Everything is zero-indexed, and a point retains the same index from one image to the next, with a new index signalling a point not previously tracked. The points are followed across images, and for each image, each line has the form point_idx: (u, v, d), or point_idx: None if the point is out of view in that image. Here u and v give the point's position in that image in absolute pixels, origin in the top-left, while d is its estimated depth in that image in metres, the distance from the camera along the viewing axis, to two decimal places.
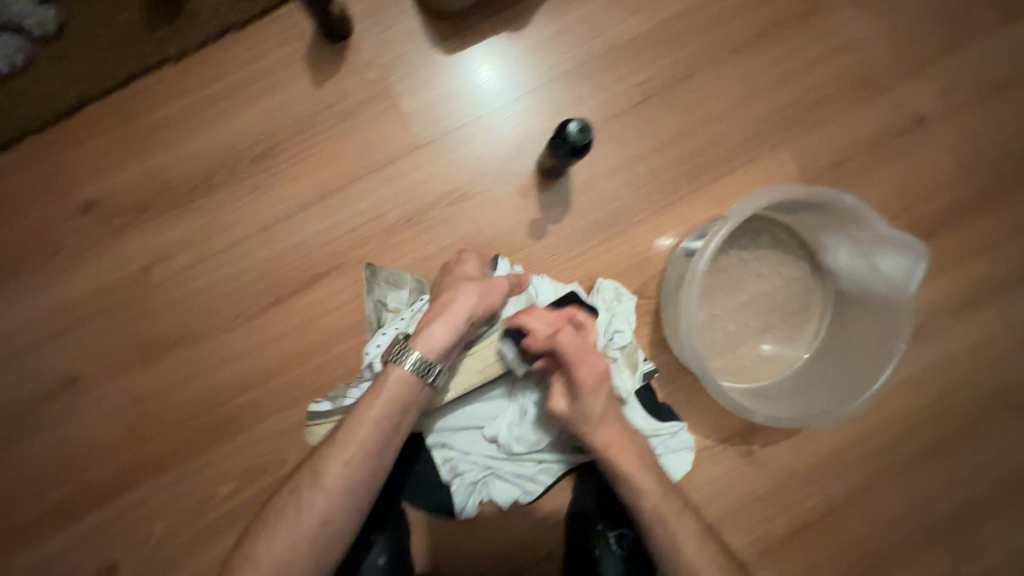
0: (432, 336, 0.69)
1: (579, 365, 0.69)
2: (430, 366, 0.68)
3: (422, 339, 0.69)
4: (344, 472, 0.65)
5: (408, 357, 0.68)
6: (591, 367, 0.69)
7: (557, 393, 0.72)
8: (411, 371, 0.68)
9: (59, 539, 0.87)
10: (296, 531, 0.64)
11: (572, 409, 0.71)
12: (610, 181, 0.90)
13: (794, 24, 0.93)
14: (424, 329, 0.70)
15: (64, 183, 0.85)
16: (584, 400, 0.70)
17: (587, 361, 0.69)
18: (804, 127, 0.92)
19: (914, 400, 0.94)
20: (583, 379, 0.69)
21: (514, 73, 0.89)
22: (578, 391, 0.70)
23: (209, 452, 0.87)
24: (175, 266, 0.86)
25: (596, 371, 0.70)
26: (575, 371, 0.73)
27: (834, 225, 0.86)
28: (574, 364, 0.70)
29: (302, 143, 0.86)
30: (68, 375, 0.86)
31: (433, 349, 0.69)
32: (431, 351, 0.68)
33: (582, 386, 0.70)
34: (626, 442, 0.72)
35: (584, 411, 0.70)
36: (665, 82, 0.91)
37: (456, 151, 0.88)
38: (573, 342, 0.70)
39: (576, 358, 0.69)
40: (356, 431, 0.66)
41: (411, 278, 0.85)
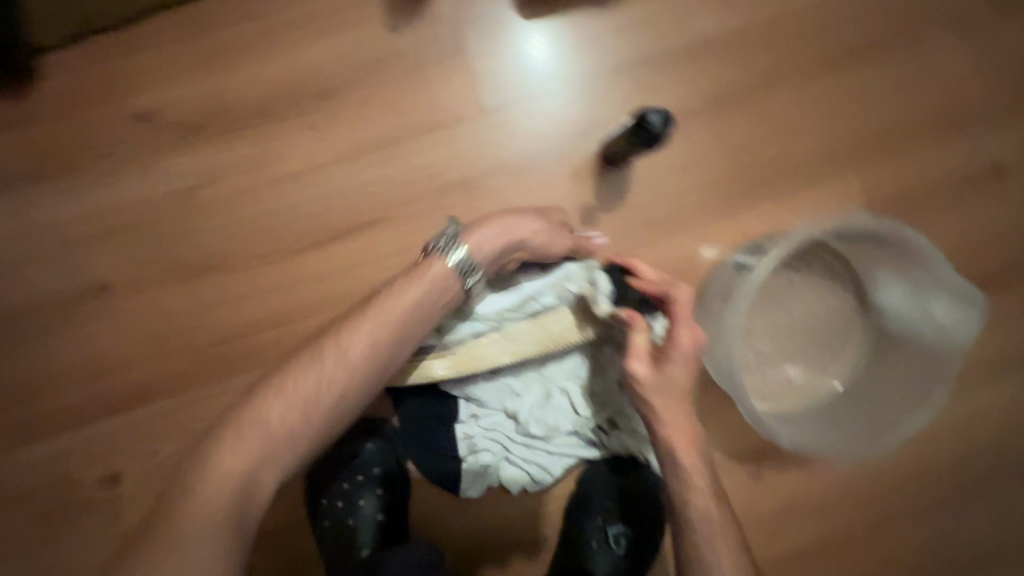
0: (483, 237, 0.70)
1: (678, 324, 0.66)
2: (473, 270, 0.69)
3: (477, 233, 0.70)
4: (344, 363, 0.64)
5: (457, 252, 0.68)
6: (690, 333, 0.66)
7: (640, 356, 0.66)
8: (453, 268, 0.67)
9: (70, 440, 0.88)
10: (310, 397, 0.63)
11: (653, 376, 0.65)
12: (670, 179, 0.87)
13: (888, 48, 0.89)
14: (479, 232, 0.71)
15: (123, 88, 0.83)
16: (676, 364, 0.65)
17: (688, 325, 0.66)
18: (879, 156, 0.89)
19: (933, 452, 0.92)
20: (678, 339, 0.65)
21: (593, 51, 0.86)
22: (666, 354, 0.66)
23: (227, 380, 0.87)
24: (221, 191, 0.85)
25: (693, 340, 0.66)
26: (639, 351, 0.67)
27: (892, 264, 0.84)
28: (675, 321, 0.66)
29: (366, 87, 0.84)
30: (98, 281, 0.86)
31: (482, 253, 0.69)
32: (480, 254, 0.69)
33: (673, 349, 0.65)
34: (692, 428, 0.67)
35: (672, 375, 0.65)
36: (745, 86, 0.88)
37: (520, 122, 0.86)
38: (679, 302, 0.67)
39: (681, 317, 0.66)
40: (377, 316, 0.65)
41: None
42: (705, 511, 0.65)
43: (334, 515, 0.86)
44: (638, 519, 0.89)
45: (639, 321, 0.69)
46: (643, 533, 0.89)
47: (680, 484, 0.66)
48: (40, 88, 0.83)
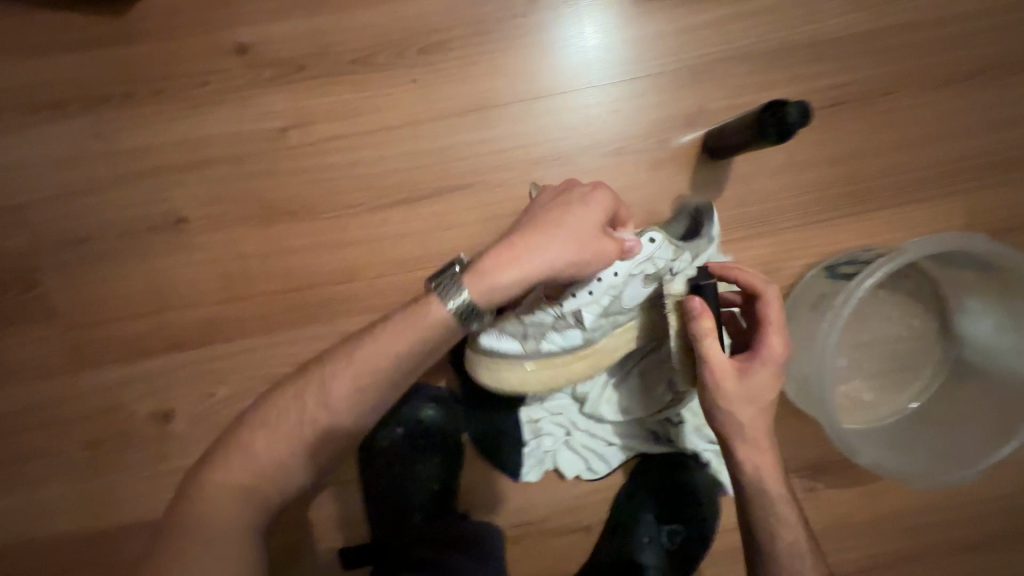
0: (491, 278, 0.59)
1: (770, 333, 0.62)
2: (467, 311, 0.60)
3: (475, 274, 0.59)
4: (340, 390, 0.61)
5: (456, 301, 0.59)
6: (779, 342, 0.62)
7: (725, 370, 0.61)
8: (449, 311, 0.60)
9: (128, 371, 0.86)
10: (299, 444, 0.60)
11: (738, 390, 0.61)
12: (770, 179, 0.85)
13: (1014, 72, 0.86)
14: (491, 271, 0.59)
15: (227, 18, 0.80)
16: (766, 377, 0.61)
17: (777, 334, 0.62)
18: (988, 182, 0.86)
19: (993, 489, 0.91)
20: (769, 349, 0.61)
21: (709, 38, 0.83)
22: (754, 364, 0.61)
23: (295, 330, 0.85)
24: (313, 136, 0.82)
25: (783, 349, 0.62)
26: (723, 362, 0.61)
27: (989, 291, 0.81)
28: (764, 328, 0.63)
29: (475, 47, 0.82)
30: (175, 213, 0.84)
31: (492, 298, 0.59)
32: (489, 299, 0.59)
33: (762, 360, 0.61)
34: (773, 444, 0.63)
35: (762, 389, 0.61)
36: (860, 94, 0.85)
37: (626, 102, 0.83)
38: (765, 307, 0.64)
39: (772, 326, 0.62)
40: (366, 365, 0.60)
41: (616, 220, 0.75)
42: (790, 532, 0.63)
43: (391, 478, 0.87)
44: (695, 520, 0.87)
45: (710, 326, 0.61)
46: (698, 533, 0.87)
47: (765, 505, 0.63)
48: (143, 7, 0.80)
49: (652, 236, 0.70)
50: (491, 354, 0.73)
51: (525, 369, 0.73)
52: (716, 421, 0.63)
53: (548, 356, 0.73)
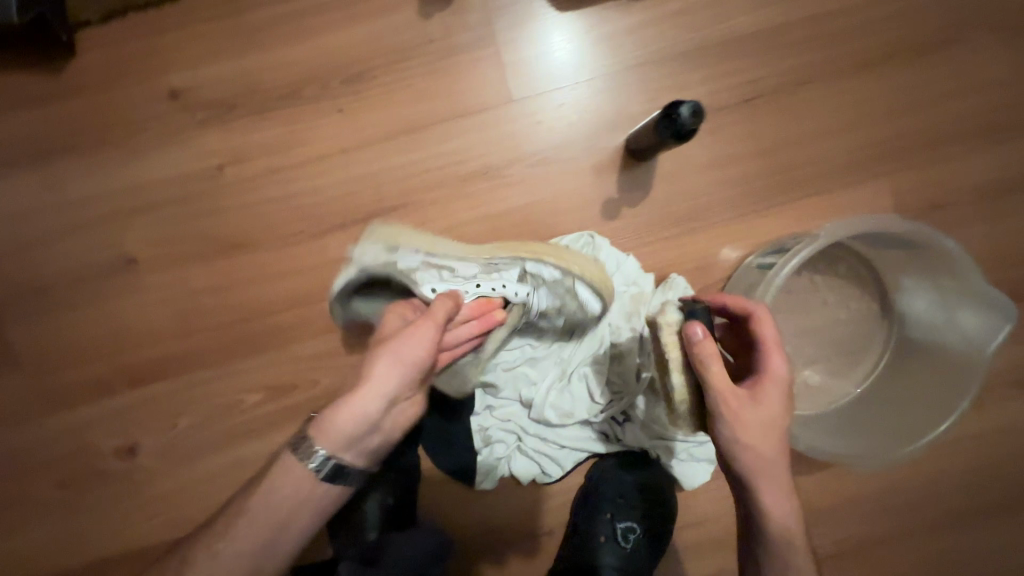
0: (328, 432, 0.58)
1: (772, 353, 0.60)
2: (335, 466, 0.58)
3: (321, 432, 0.58)
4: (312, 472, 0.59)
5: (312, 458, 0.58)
6: (781, 362, 0.60)
7: (737, 396, 0.58)
8: (313, 470, 0.58)
9: (93, 410, 0.90)
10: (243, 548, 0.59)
11: (754, 418, 0.57)
12: (696, 175, 0.87)
13: (927, 52, 0.87)
14: (327, 428, 0.58)
15: (158, 66, 0.84)
16: (778, 403, 0.58)
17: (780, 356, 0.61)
18: (912, 161, 0.87)
19: (953, 466, 0.91)
20: (773, 370, 0.60)
21: (621, 45, 0.86)
22: (762, 389, 0.59)
23: (248, 358, 0.88)
24: (249, 171, 0.86)
25: (786, 369, 0.60)
26: (732, 388, 0.58)
27: (918, 269, 0.82)
28: (764, 350, 0.61)
29: (397, 73, 0.85)
30: (126, 256, 0.87)
31: (340, 444, 0.58)
32: (340, 446, 0.58)
33: (770, 383, 0.59)
34: (790, 482, 0.59)
35: (777, 415, 0.58)
36: (777, 85, 0.86)
37: (547, 114, 0.86)
38: (762, 325, 0.62)
39: (773, 347, 0.61)
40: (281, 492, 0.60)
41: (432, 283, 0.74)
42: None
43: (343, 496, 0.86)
44: (649, 516, 0.87)
45: (716, 353, 0.59)
46: (651, 530, 0.87)
47: (785, 552, 0.57)
48: (79, 62, 0.84)
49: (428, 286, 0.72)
50: (601, 304, 0.81)
51: (563, 269, 0.77)
52: (734, 459, 0.57)
53: (533, 263, 0.78)
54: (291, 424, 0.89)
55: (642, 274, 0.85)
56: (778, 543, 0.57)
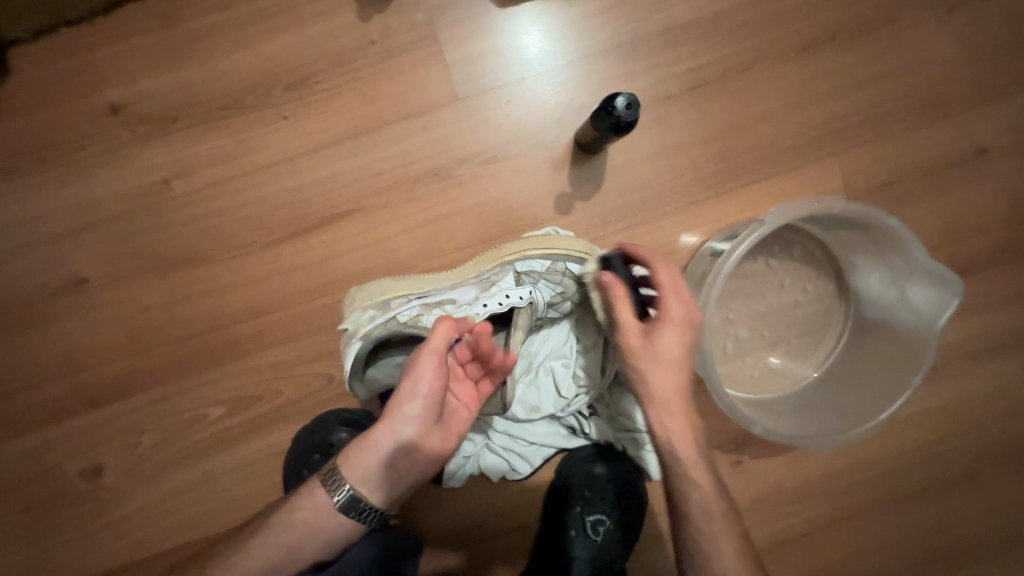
0: (351, 466, 0.62)
1: (671, 298, 0.63)
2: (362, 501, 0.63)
3: (349, 465, 0.62)
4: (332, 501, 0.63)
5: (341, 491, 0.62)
6: (680, 306, 0.63)
7: (630, 332, 0.64)
8: (337, 504, 0.63)
9: (52, 434, 0.88)
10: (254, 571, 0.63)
11: (644, 352, 0.62)
12: (646, 166, 0.86)
13: (871, 30, 0.87)
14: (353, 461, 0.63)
15: (95, 81, 0.83)
16: (669, 340, 0.62)
17: (678, 299, 0.63)
18: (861, 140, 0.87)
19: (915, 439, 0.92)
20: (672, 312, 0.62)
21: (565, 38, 0.85)
22: (658, 328, 0.62)
23: (207, 372, 0.88)
24: (195, 184, 0.85)
25: (687, 311, 0.63)
26: (629, 323, 0.64)
27: (869, 248, 0.82)
28: (668, 294, 0.63)
29: (339, 77, 0.84)
30: (77, 276, 0.86)
31: (360, 480, 0.62)
32: (360, 481, 0.62)
33: (665, 324, 0.62)
34: (689, 415, 0.62)
35: (669, 350, 0.62)
36: (723, 71, 0.86)
37: (493, 111, 0.85)
38: (660, 272, 0.64)
39: (668, 292, 0.63)
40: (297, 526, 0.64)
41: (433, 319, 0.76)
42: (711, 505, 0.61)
43: None
44: (618, 506, 0.88)
45: (620, 292, 0.65)
46: (621, 521, 0.88)
47: (682, 478, 0.62)
48: (14, 81, 0.83)
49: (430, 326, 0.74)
50: None
51: (547, 256, 0.77)
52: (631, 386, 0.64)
53: (522, 263, 0.78)
54: (256, 435, 0.88)
55: None
56: (672, 467, 0.62)
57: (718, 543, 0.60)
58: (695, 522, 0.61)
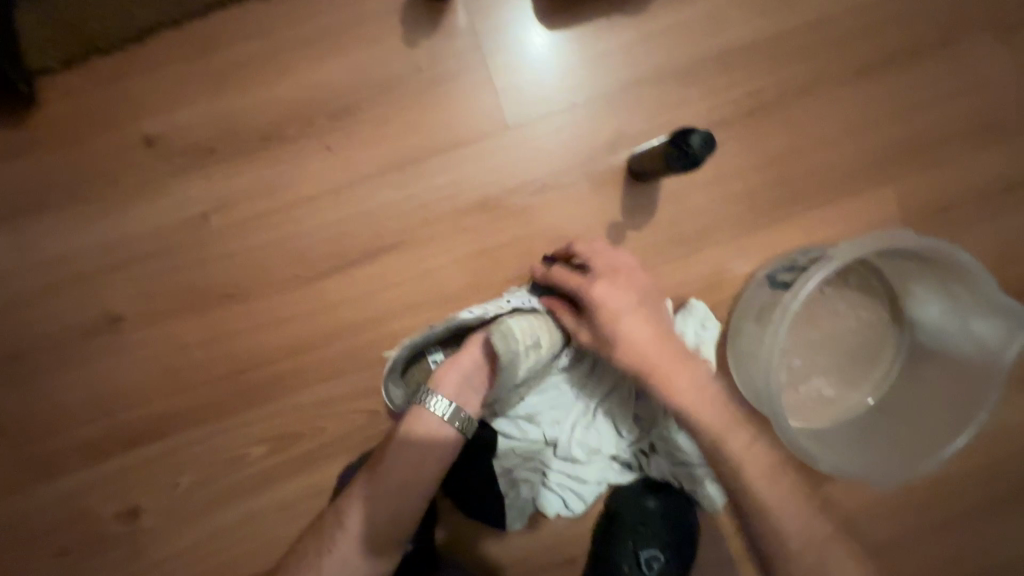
0: (448, 378, 0.69)
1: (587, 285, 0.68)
2: (458, 409, 0.68)
3: (436, 381, 0.69)
4: (392, 468, 0.67)
5: (439, 404, 0.68)
6: (598, 287, 0.67)
7: (579, 328, 0.69)
8: (437, 415, 0.68)
9: (85, 477, 0.85)
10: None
11: (596, 337, 0.67)
12: (700, 193, 0.84)
13: (926, 53, 0.85)
14: (448, 373, 0.70)
15: (129, 111, 0.79)
16: (610, 308, 0.66)
17: (591, 283, 0.68)
18: (916, 166, 0.85)
19: (974, 464, 0.90)
20: (592, 296, 0.67)
21: (617, 63, 0.83)
22: (593, 317, 0.67)
23: (247, 411, 0.84)
24: (234, 218, 0.81)
25: (603, 289, 0.67)
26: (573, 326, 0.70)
27: (929, 278, 0.81)
28: (583, 285, 0.68)
29: (384, 105, 0.81)
30: (110, 313, 0.83)
31: (457, 391, 0.69)
32: (456, 393, 0.69)
33: (592, 311, 0.66)
34: (682, 373, 0.63)
35: (615, 314, 0.65)
36: (777, 96, 0.84)
37: (543, 139, 0.82)
38: (562, 271, 0.72)
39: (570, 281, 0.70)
40: (354, 520, 0.66)
41: (468, 316, 0.74)
42: (740, 447, 0.61)
43: None
44: (670, 542, 0.86)
45: (557, 307, 0.72)
46: (675, 555, 0.86)
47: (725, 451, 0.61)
48: (43, 113, 0.79)
49: (470, 314, 0.75)
50: None
51: None
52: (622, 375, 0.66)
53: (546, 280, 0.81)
54: (299, 474, 0.85)
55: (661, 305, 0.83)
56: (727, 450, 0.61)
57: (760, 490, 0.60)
58: (734, 474, 0.61)
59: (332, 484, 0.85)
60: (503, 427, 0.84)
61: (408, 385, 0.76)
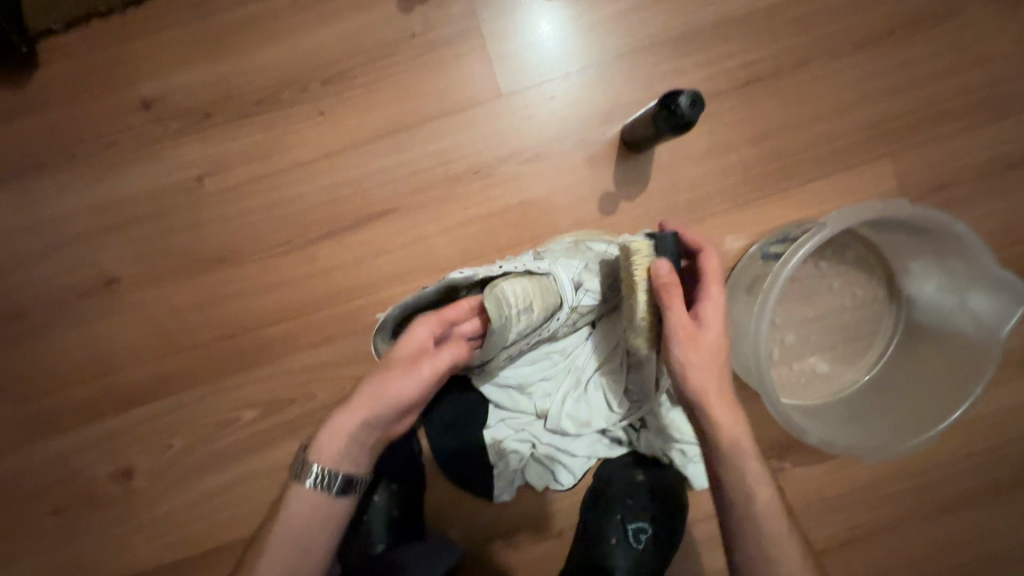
0: (329, 447, 0.62)
1: (710, 286, 0.64)
2: (336, 481, 0.61)
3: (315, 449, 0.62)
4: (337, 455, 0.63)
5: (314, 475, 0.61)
6: (718, 292, 0.64)
7: (682, 315, 0.60)
8: (313, 486, 0.61)
9: (79, 436, 0.86)
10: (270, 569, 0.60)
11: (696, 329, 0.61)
12: (693, 165, 0.83)
13: (928, 26, 0.84)
14: (331, 437, 0.62)
15: (127, 75, 0.81)
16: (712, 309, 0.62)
17: (716, 285, 0.64)
18: (915, 141, 0.84)
19: (970, 445, 0.88)
20: (710, 299, 0.63)
21: (611, 30, 0.82)
22: (705, 314, 0.62)
23: (238, 375, 0.85)
24: (229, 181, 0.82)
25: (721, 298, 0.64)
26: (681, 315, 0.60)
27: (926, 252, 0.80)
28: (706, 280, 0.64)
29: (378, 71, 0.81)
30: (107, 275, 0.84)
31: (337, 460, 0.62)
32: (336, 463, 0.62)
33: (710, 312, 0.62)
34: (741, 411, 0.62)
35: (716, 321, 0.62)
36: (775, 67, 0.83)
37: (536, 107, 0.82)
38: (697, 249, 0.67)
39: (711, 275, 0.64)
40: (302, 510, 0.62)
41: (456, 275, 0.72)
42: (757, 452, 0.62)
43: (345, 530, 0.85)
44: (659, 516, 0.84)
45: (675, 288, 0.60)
46: (663, 529, 0.83)
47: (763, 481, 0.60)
48: (45, 75, 0.81)
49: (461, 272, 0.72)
50: None
51: (574, 238, 0.80)
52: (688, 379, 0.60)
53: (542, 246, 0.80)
54: (289, 440, 0.86)
55: None
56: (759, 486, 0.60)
57: (752, 489, 0.59)
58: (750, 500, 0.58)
59: None
60: (495, 395, 0.84)
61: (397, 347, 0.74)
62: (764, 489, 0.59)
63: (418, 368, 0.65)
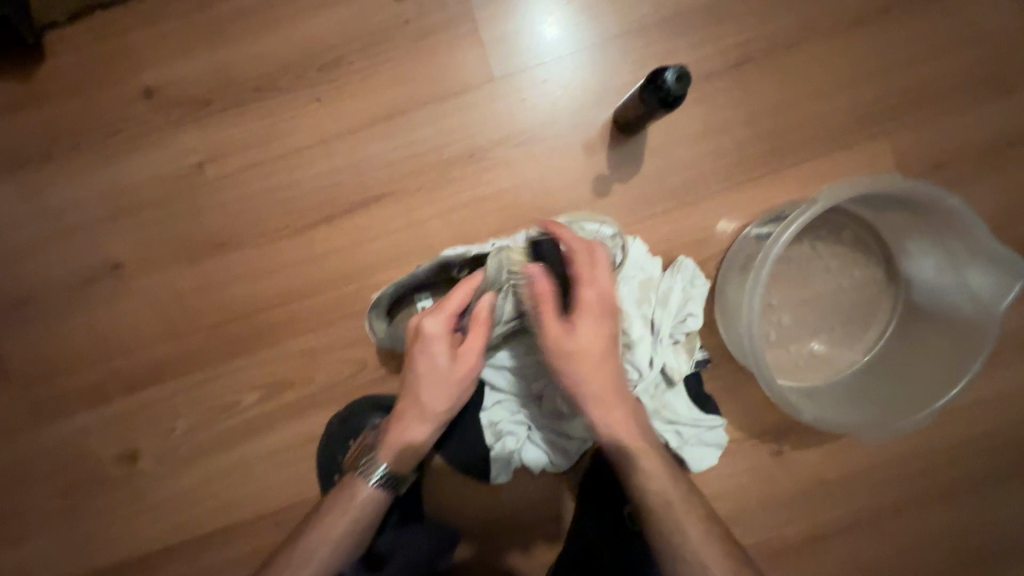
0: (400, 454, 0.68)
1: (583, 285, 0.63)
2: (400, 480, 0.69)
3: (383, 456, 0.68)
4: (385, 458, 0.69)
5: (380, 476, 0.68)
6: (592, 292, 0.63)
7: (552, 323, 0.63)
8: (376, 486, 0.68)
9: (86, 418, 0.88)
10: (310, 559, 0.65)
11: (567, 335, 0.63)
12: (686, 146, 0.84)
13: (924, 4, 0.83)
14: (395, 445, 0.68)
15: (130, 64, 0.83)
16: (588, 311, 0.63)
17: (587, 284, 0.63)
18: (912, 120, 0.83)
19: (972, 428, 0.87)
20: (582, 301, 0.63)
21: (603, 13, 0.83)
22: (579, 318, 0.63)
23: (239, 358, 0.87)
24: (228, 168, 0.84)
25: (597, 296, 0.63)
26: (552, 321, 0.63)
27: (923, 230, 0.79)
28: (576, 283, 0.63)
29: (373, 57, 0.82)
30: (112, 260, 0.86)
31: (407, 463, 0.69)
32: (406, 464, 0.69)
33: (582, 315, 0.63)
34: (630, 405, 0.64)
35: (583, 324, 0.62)
36: (768, 47, 0.83)
37: (529, 91, 0.83)
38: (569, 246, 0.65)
39: (586, 275, 0.63)
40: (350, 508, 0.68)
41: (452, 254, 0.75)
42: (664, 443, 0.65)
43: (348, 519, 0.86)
44: None
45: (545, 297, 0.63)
46: None
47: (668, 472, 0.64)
48: (51, 65, 0.83)
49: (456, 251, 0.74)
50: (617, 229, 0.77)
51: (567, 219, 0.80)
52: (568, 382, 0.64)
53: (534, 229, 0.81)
54: (288, 422, 0.87)
55: (653, 258, 0.82)
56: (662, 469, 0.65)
57: (653, 482, 0.63)
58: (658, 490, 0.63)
59: (319, 432, 0.87)
60: (490, 377, 0.84)
61: (392, 326, 0.78)
62: (671, 481, 0.63)
63: (449, 373, 0.67)
